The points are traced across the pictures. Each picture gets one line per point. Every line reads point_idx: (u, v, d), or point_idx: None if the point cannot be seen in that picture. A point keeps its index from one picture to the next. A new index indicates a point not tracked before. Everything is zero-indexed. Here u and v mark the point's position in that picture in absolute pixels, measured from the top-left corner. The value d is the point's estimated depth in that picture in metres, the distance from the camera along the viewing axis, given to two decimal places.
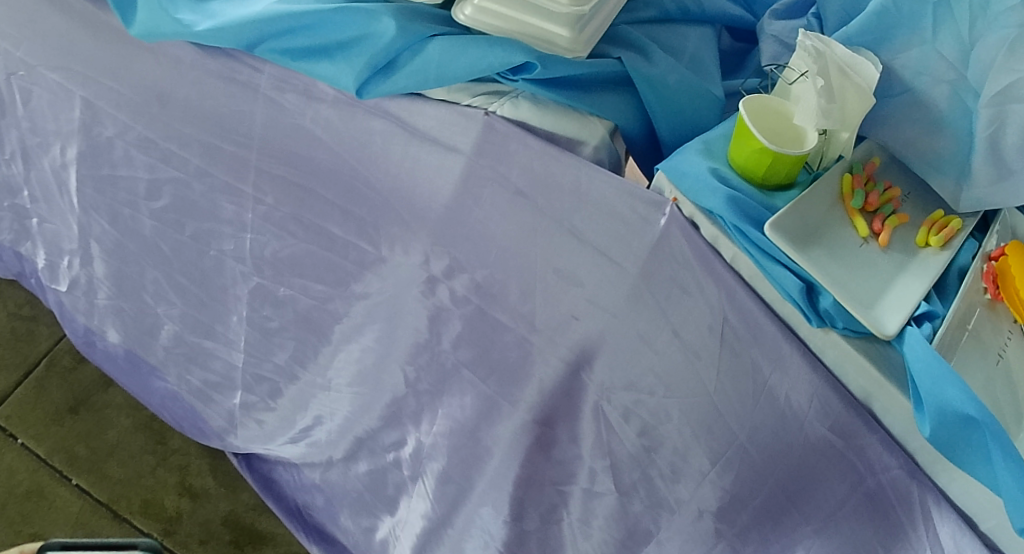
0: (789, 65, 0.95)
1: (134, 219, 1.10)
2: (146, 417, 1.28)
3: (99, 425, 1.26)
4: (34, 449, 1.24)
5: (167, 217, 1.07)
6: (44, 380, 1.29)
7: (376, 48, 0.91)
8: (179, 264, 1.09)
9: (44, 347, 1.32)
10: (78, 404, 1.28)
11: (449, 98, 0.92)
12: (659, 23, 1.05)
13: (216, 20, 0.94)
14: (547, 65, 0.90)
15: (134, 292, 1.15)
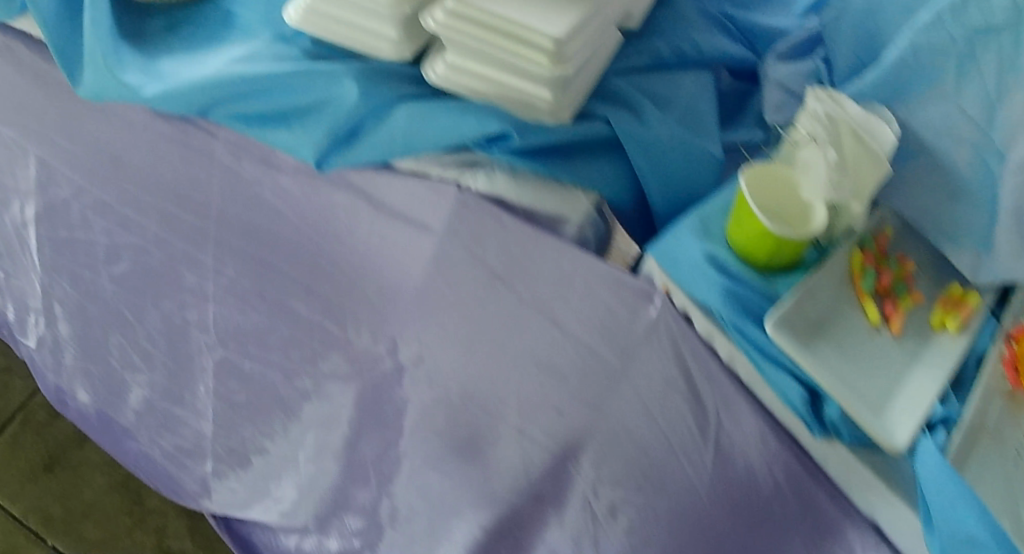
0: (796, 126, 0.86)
1: (95, 282, 1.05)
2: (122, 475, 1.23)
3: (74, 484, 1.21)
4: (9, 509, 1.19)
5: (129, 280, 1.01)
6: (18, 435, 1.25)
7: (338, 114, 0.83)
8: (143, 331, 1.04)
9: (18, 400, 1.28)
10: (53, 461, 1.23)
11: (418, 169, 0.84)
12: (654, 69, 0.96)
13: (165, 82, 0.87)
14: (523, 136, 0.82)
15: (100, 354, 1.09)
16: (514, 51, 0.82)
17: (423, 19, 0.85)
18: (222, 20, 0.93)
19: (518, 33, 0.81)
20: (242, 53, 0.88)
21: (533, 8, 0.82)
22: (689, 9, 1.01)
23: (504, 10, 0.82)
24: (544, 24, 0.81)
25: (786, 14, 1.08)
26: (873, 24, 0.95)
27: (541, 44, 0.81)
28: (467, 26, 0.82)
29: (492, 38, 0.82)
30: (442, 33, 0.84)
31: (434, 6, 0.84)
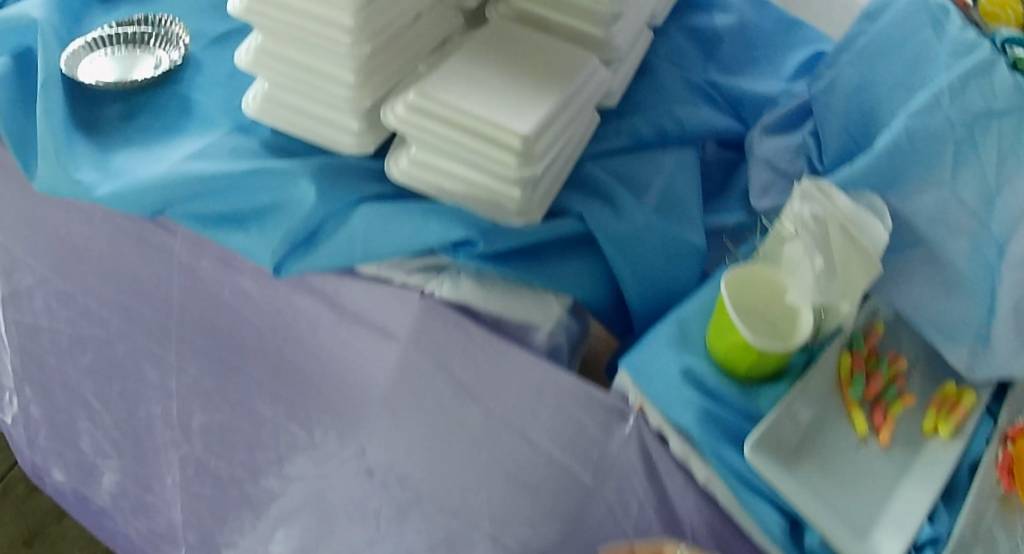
0: (784, 216, 0.82)
1: (61, 369, 1.04)
2: (103, 549, 1.21)
3: None
4: None
5: (100, 366, 1.01)
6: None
7: (296, 217, 0.79)
8: (112, 422, 1.04)
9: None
10: (33, 537, 1.20)
11: (381, 274, 0.80)
12: (632, 151, 0.92)
13: (120, 180, 0.83)
14: (490, 241, 0.77)
15: (75, 435, 1.09)
16: (480, 145, 0.77)
17: (384, 113, 0.80)
18: (179, 107, 0.88)
19: (485, 126, 0.76)
20: (199, 148, 0.84)
21: (502, 103, 0.78)
22: (675, 81, 1.00)
23: (471, 103, 0.77)
24: (514, 118, 0.76)
25: (774, 77, 1.07)
26: (867, 99, 0.91)
27: (509, 137, 0.76)
28: (430, 119, 0.78)
29: (457, 132, 0.77)
30: (404, 126, 0.79)
31: (397, 99, 0.79)
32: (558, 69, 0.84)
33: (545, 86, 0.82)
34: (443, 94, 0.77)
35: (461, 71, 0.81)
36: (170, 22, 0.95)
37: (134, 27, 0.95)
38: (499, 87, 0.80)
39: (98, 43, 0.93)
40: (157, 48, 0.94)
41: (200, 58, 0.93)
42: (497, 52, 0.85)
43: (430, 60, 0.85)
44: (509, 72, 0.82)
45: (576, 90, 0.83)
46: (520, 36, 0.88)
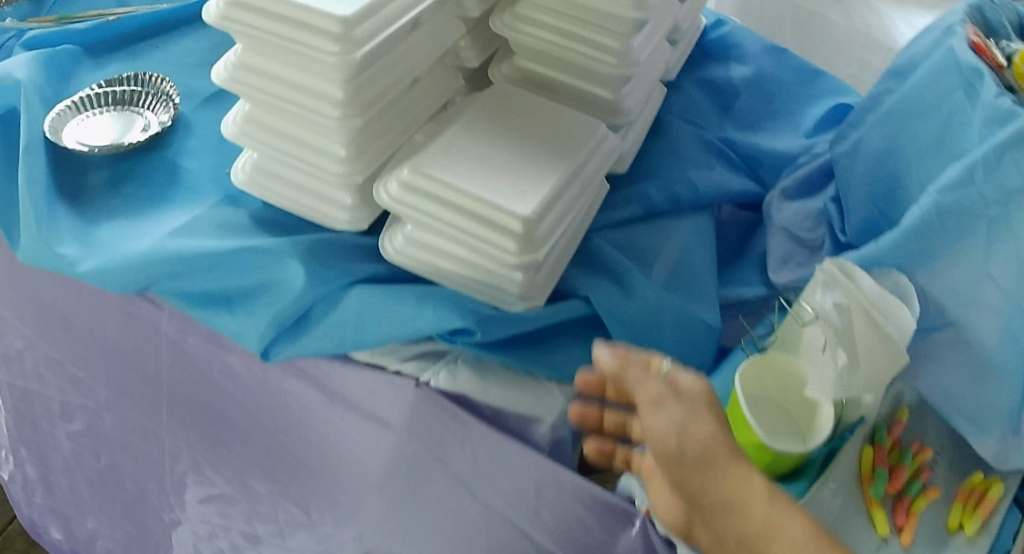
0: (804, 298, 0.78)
1: (53, 432, 1.02)
2: None
3: None
4: None
5: (96, 432, 0.98)
6: None
7: (285, 301, 0.74)
8: (107, 486, 1.03)
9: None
10: None
11: (374, 361, 0.75)
12: (644, 220, 0.88)
13: (104, 255, 0.78)
14: (489, 330, 0.73)
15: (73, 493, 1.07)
16: (478, 227, 0.72)
17: (377, 190, 0.75)
18: (166, 175, 0.84)
19: (483, 207, 0.72)
20: (185, 223, 0.80)
21: (502, 181, 0.74)
22: (687, 140, 0.96)
23: (468, 182, 0.73)
24: (514, 198, 0.72)
25: (793, 133, 1.03)
26: (893, 165, 0.86)
27: (510, 219, 0.71)
28: (425, 198, 0.73)
29: (453, 213, 0.73)
30: (398, 205, 0.74)
31: (391, 175, 0.75)
32: (564, 139, 0.79)
33: (549, 160, 0.77)
34: (439, 172, 0.73)
35: (460, 144, 0.77)
36: (161, 80, 0.92)
37: (119, 86, 0.91)
38: (500, 162, 0.75)
39: (80, 105, 0.88)
40: (148, 107, 0.90)
41: (191, 119, 0.90)
42: (499, 119, 0.80)
43: (429, 126, 0.80)
44: (511, 145, 0.78)
45: (582, 163, 0.78)
46: (524, 100, 0.83)
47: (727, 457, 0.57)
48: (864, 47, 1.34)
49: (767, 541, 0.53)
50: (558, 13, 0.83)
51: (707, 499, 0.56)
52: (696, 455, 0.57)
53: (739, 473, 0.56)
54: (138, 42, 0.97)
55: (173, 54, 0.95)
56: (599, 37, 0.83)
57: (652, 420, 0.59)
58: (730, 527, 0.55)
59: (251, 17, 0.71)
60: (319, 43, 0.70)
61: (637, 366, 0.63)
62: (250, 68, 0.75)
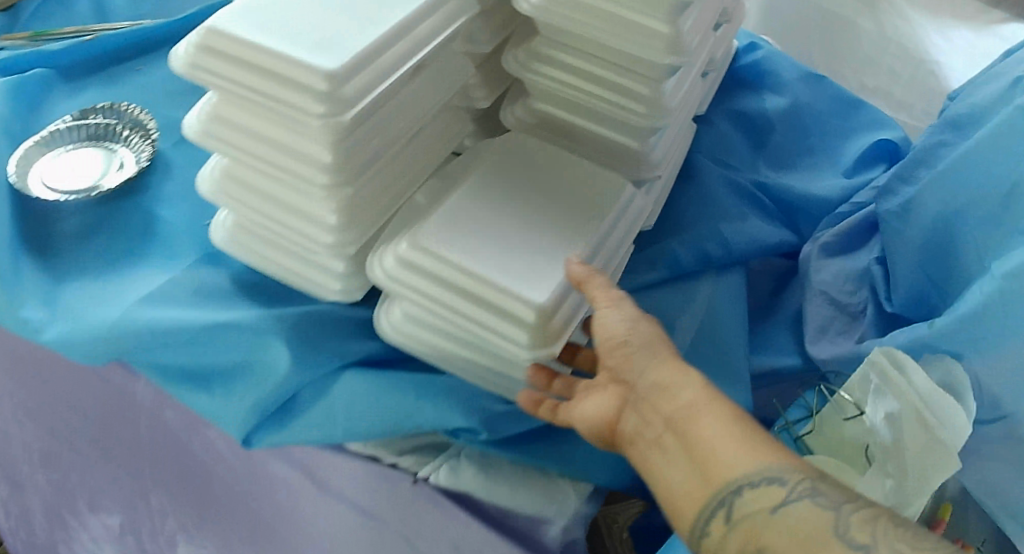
0: (850, 388, 0.73)
1: (34, 476, 0.96)
2: None
3: None
4: None
5: (74, 479, 0.92)
6: None
7: (265, 384, 0.67)
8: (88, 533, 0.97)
9: None
10: None
11: (367, 452, 0.68)
12: (670, 282, 0.81)
13: (72, 321, 0.71)
14: (496, 430, 0.66)
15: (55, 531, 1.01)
16: (486, 314, 0.64)
17: (372, 263, 0.68)
18: (141, 225, 0.77)
19: (493, 292, 0.64)
20: (158, 287, 0.72)
21: (513, 261, 0.66)
22: (717, 186, 0.87)
23: (477, 262, 0.65)
24: (528, 285, 0.64)
25: (831, 172, 0.94)
26: (948, 232, 0.78)
27: (523, 309, 0.63)
28: (427, 277, 0.65)
29: (458, 297, 0.65)
30: (395, 283, 0.66)
31: (389, 248, 0.67)
32: (583, 204, 0.72)
33: (567, 233, 0.69)
34: (443, 249, 0.65)
35: (466, 212, 0.68)
36: (139, 111, 0.83)
37: (93, 117, 0.82)
38: (512, 236, 0.68)
39: (50, 139, 0.80)
40: (125, 140, 0.82)
41: (170, 156, 0.81)
42: (510, 177, 0.72)
43: (429, 184, 0.71)
44: (524, 213, 0.70)
45: (603, 233, 0.71)
46: (539, 153, 0.74)
47: (662, 359, 0.56)
48: (897, 58, 1.26)
49: (690, 424, 0.52)
50: (581, 54, 0.74)
51: (643, 385, 0.56)
52: (633, 358, 0.58)
53: (678, 373, 0.55)
54: (116, 63, 0.87)
55: (152, 79, 0.86)
56: (626, 83, 0.74)
57: (600, 313, 0.62)
58: (661, 409, 0.54)
59: (234, 70, 0.63)
60: (306, 103, 0.61)
61: (603, 279, 0.63)
62: (227, 121, 0.66)
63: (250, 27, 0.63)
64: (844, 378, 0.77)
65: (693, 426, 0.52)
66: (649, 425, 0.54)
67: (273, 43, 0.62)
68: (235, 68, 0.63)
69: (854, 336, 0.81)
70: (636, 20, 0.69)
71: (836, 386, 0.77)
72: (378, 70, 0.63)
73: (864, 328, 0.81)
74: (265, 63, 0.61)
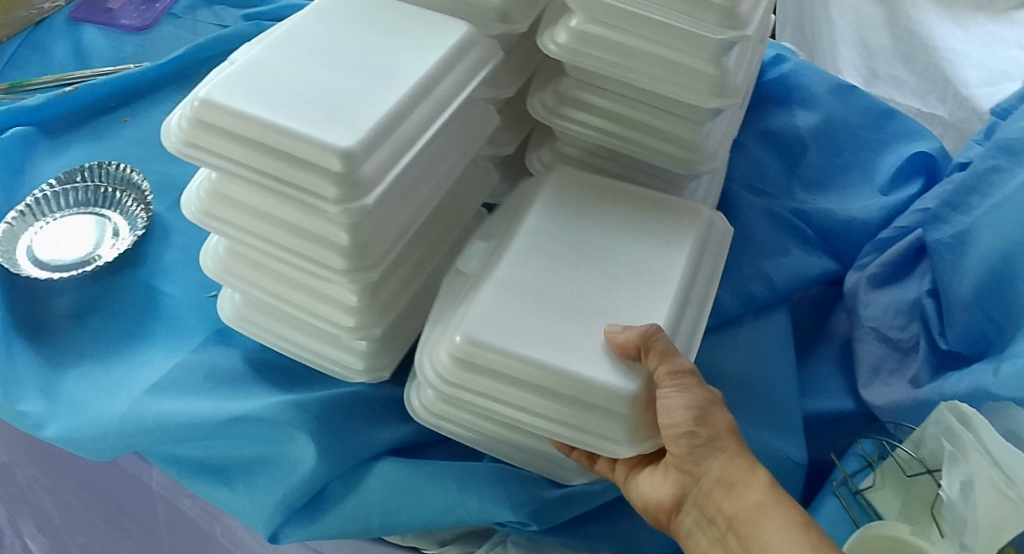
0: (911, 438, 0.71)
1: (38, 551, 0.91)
2: None
3: None
4: None
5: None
6: None
7: (291, 482, 0.62)
8: None
9: None
10: None
11: (408, 542, 0.64)
12: (715, 329, 0.76)
13: (74, 415, 0.65)
14: (545, 521, 0.61)
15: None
16: (570, 426, 0.58)
17: (431, 372, 0.60)
18: (142, 302, 0.71)
19: (574, 392, 0.57)
20: (167, 374, 0.66)
21: (592, 342, 0.59)
22: (755, 218, 0.82)
23: (549, 349, 0.58)
24: (611, 371, 0.57)
25: (867, 190, 0.89)
26: (1004, 272, 0.74)
27: (611, 409, 0.57)
28: (496, 374, 0.58)
29: (533, 400, 0.58)
30: (459, 387, 0.59)
31: (447, 341, 0.59)
32: (659, 236, 0.66)
33: (646, 286, 0.63)
34: (511, 344, 0.58)
35: (528, 280, 0.62)
36: (127, 169, 0.76)
37: (81, 179, 0.76)
38: (582, 306, 0.61)
39: (38, 208, 0.74)
40: (117, 202, 0.75)
41: (167, 220, 0.75)
42: (567, 224, 0.66)
43: (480, 259, 0.64)
44: (591, 270, 0.63)
45: (691, 269, 0.65)
46: (590, 191, 0.69)
47: (725, 451, 0.56)
48: (910, 48, 1.17)
49: (755, 524, 0.54)
50: (612, 96, 0.69)
51: (706, 479, 0.56)
52: (699, 451, 0.57)
53: (749, 475, 0.55)
54: (98, 115, 0.80)
55: (141, 131, 0.79)
56: (662, 125, 0.68)
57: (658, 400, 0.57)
58: (724, 507, 0.55)
59: (240, 149, 0.57)
60: (321, 187, 0.56)
61: (664, 340, 0.57)
62: (230, 200, 0.61)
63: (252, 100, 0.58)
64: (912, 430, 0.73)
65: (756, 532, 0.53)
66: (713, 522, 0.56)
67: (278, 118, 0.57)
68: (240, 145, 0.57)
69: (907, 376, 0.76)
70: (668, 59, 0.65)
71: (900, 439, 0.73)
72: (399, 142, 0.58)
73: (917, 366, 0.76)
74: (276, 142, 0.56)
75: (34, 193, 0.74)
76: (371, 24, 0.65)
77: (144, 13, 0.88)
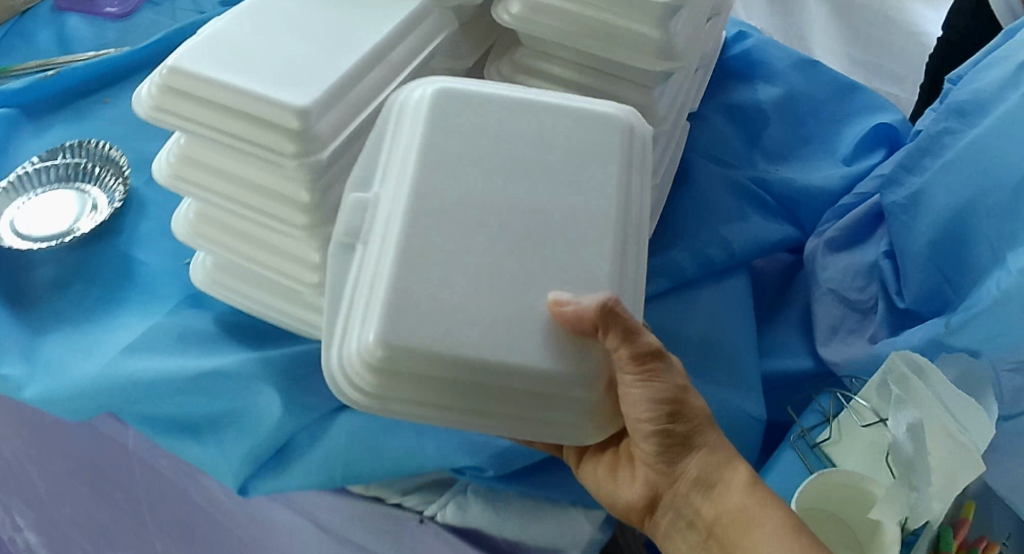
0: (860, 394, 0.73)
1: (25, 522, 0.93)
2: None
3: None
4: None
5: (68, 528, 0.89)
6: None
7: (259, 434, 0.65)
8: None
9: None
10: None
11: (371, 492, 0.66)
12: (676, 291, 0.78)
13: (50, 378, 0.67)
14: (502, 467, 0.65)
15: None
16: (523, 416, 0.55)
17: (348, 375, 0.53)
18: (119, 270, 0.73)
19: (519, 384, 0.53)
20: (140, 336, 0.69)
21: (526, 312, 0.53)
22: (717, 187, 0.84)
23: (480, 331, 0.52)
24: (552, 353, 0.53)
25: (829, 160, 0.90)
26: (958, 227, 0.75)
27: (572, 393, 0.55)
28: (426, 370, 0.53)
29: (474, 392, 0.54)
30: (385, 390, 0.53)
31: (363, 339, 0.52)
32: (590, 160, 0.58)
33: (581, 234, 0.56)
34: (437, 319, 0.52)
35: (442, 231, 0.54)
36: (107, 146, 0.79)
37: (62, 156, 0.78)
38: (506, 259, 0.54)
39: (19, 184, 0.76)
40: (97, 179, 0.78)
41: (144, 194, 0.78)
42: (482, 159, 0.56)
43: (380, 207, 0.55)
44: (513, 209, 0.55)
45: (629, 193, 0.59)
46: (502, 107, 0.58)
47: (699, 451, 0.59)
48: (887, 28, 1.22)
49: (734, 526, 0.58)
50: (567, 63, 0.71)
51: (683, 483, 0.59)
52: (673, 452, 0.59)
53: (726, 473, 0.59)
54: (80, 97, 0.83)
55: (120, 112, 0.82)
56: (615, 90, 0.70)
57: (624, 391, 0.56)
58: (704, 511, 0.59)
59: (202, 111, 0.60)
60: (280, 144, 0.59)
61: (626, 321, 0.53)
62: (196, 162, 0.64)
63: (213, 63, 0.61)
64: (863, 381, 0.75)
65: (740, 536, 0.57)
66: (692, 525, 0.59)
67: (236, 79, 0.59)
68: (202, 108, 0.60)
69: (863, 334, 0.78)
70: (613, 25, 0.67)
71: (853, 391, 0.75)
72: (351, 103, 0.61)
73: (875, 326, 0.78)
74: (234, 102, 0.59)
75: (17, 170, 0.77)
76: None
77: (125, 1, 0.91)
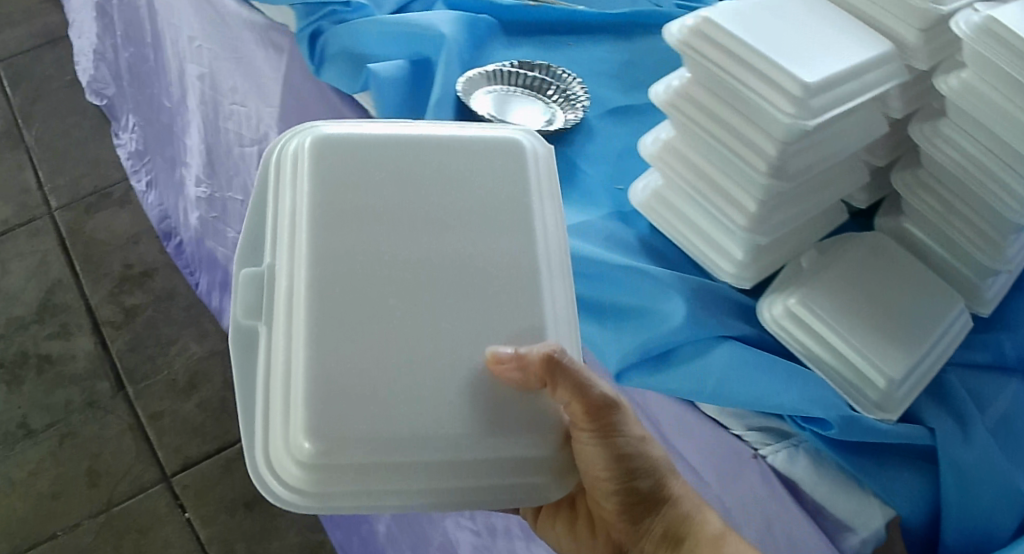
0: None
1: None
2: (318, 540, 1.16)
3: (266, 531, 1.15)
4: (198, 531, 1.14)
5: None
6: (233, 462, 1.20)
7: (659, 329, 0.78)
8: None
9: None
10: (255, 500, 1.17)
11: (720, 419, 0.77)
12: (991, 368, 0.85)
13: None
14: (844, 432, 0.74)
15: None
16: (465, 493, 0.61)
17: (279, 475, 0.59)
18: (566, 171, 0.88)
19: (463, 457, 0.60)
20: (583, 224, 0.84)
21: (390, 367, 0.61)
22: None
23: (369, 381, 0.60)
24: (465, 420, 0.61)
25: None
26: None
27: (522, 454, 0.62)
28: (358, 455, 0.59)
29: (422, 471, 0.60)
30: (318, 484, 0.59)
31: (295, 437, 0.59)
32: (498, 187, 0.69)
33: (490, 281, 0.65)
34: (346, 332, 0.61)
35: (338, 268, 0.63)
36: (571, 78, 0.94)
37: (534, 71, 0.94)
38: (406, 301, 0.63)
39: (494, 76, 0.93)
40: (552, 101, 0.93)
41: (593, 124, 0.91)
42: (374, 209, 0.66)
43: (276, 277, 0.63)
44: (426, 258, 0.65)
45: (531, 212, 0.69)
46: (398, 165, 0.68)
47: (676, 506, 0.69)
48: None
49: None
50: (978, 144, 0.81)
51: (652, 542, 0.69)
52: (647, 508, 0.69)
53: (693, 527, 0.68)
54: (549, 35, 0.99)
55: (580, 54, 0.97)
56: (1007, 181, 0.80)
57: (579, 447, 0.64)
58: None
59: (724, 61, 0.74)
60: (780, 103, 0.72)
61: (566, 377, 0.61)
62: (693, 100, 0.78)
63: (746, 32, 0.74)
64: None
65: None
66: None
67: (763, 49, 0.73)
68: (723, 57, 0.74)
69: None
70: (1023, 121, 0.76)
71: None
72: (837, 96, 0.74)
73: None
74: (753, 60, 0.73)
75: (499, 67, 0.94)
76: (835, 17, 0.80)
77: None
